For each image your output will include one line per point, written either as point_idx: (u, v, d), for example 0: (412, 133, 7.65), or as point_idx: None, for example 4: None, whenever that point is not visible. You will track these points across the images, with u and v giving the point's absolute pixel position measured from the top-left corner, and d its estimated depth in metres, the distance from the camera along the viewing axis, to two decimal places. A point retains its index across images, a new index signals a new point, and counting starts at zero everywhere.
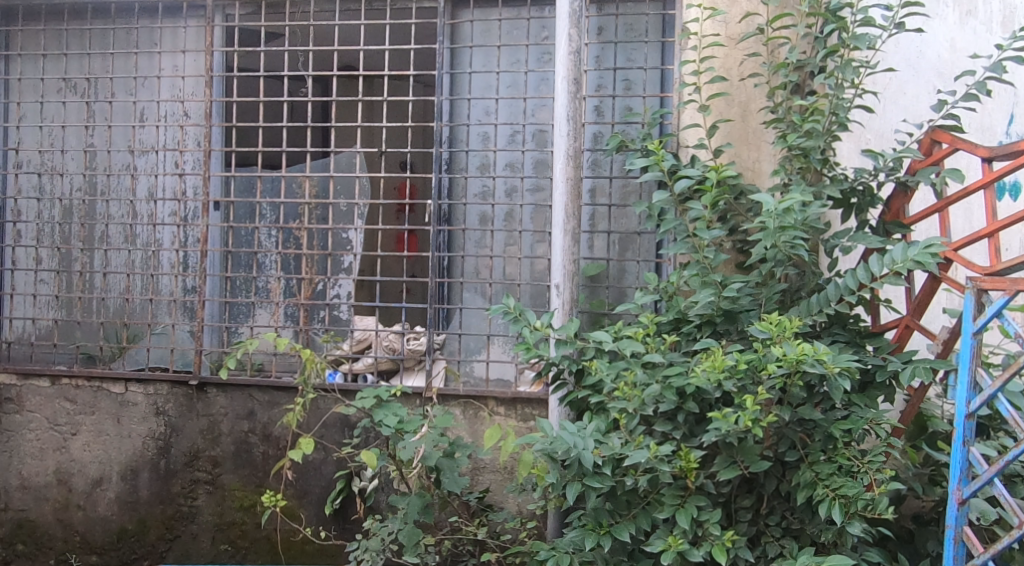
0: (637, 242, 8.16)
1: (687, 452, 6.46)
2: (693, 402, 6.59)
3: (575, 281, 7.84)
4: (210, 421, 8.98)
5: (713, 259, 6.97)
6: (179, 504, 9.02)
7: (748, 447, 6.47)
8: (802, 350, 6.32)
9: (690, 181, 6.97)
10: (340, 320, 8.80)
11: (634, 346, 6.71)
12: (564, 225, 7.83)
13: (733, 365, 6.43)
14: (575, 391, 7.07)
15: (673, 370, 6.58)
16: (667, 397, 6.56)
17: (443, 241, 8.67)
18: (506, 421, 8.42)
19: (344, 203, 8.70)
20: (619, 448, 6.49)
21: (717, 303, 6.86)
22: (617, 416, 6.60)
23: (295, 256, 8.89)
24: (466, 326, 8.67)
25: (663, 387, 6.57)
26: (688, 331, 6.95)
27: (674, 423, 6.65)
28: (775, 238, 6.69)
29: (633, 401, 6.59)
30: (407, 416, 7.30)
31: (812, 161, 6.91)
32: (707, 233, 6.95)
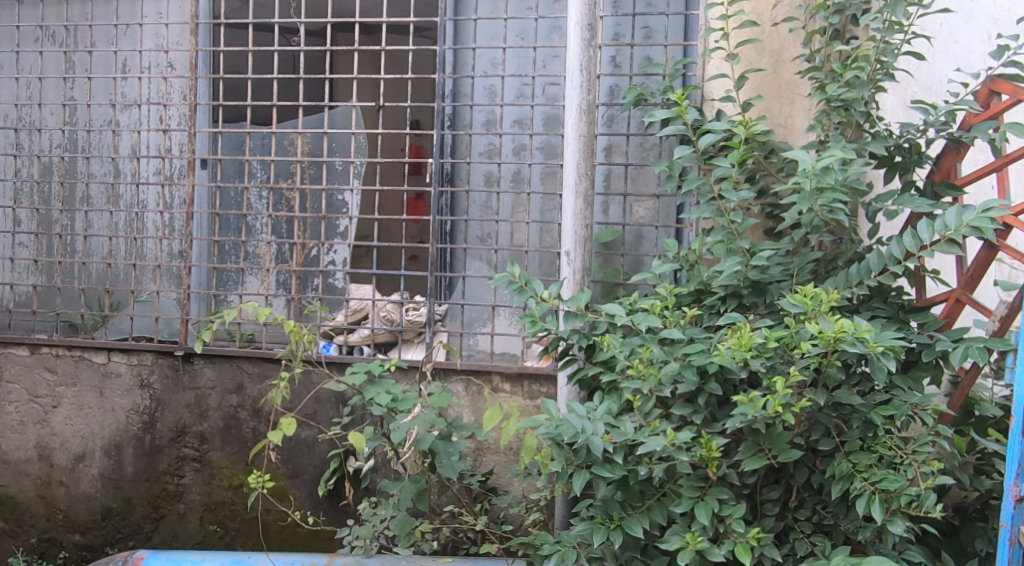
0: (656, 206, 7.50)
1: (708, 440, 5.80)
2: (716, 383, 5.93)
3: (588, 248, 7.18)
4: (197, 394, 8.36)
5: (741, 224, 6.33)
6: (166, 482, 8.41)
7: (777, 435, 5.80)
8: (841, 328, 5.65)
9: (717, 137, 6.33)
10: (336, 289, 8.19)
11: (652, 320, 6.05)
12: (576, 187, 7.16)
13: (761, 343, 5.77)
14: (585, 367, 6.48)
15: (694, 347, 5.92)
16: (688, 377, 5.90)
17: (446, 204, 8.02)
18: (511, 399, 7.77)
19: (339, 161, 8.04)
20: (633, 434, 5.84)
21: (745, 273, 6.20)
22: (632, 398, 5.95)
23: (288, 219, 8.26)
24: (470, 296, 8.00)
25: (683, 366, 5.91)
26: (711, 303, 6.28)
27: (693, 407, 5.98)
28: (812, 201, 6.02)
29: (648, 381, 5.94)
30: (400, 394, 6.64)
31: (855, 115, 6.24)
32: (734, 195, 6.31)
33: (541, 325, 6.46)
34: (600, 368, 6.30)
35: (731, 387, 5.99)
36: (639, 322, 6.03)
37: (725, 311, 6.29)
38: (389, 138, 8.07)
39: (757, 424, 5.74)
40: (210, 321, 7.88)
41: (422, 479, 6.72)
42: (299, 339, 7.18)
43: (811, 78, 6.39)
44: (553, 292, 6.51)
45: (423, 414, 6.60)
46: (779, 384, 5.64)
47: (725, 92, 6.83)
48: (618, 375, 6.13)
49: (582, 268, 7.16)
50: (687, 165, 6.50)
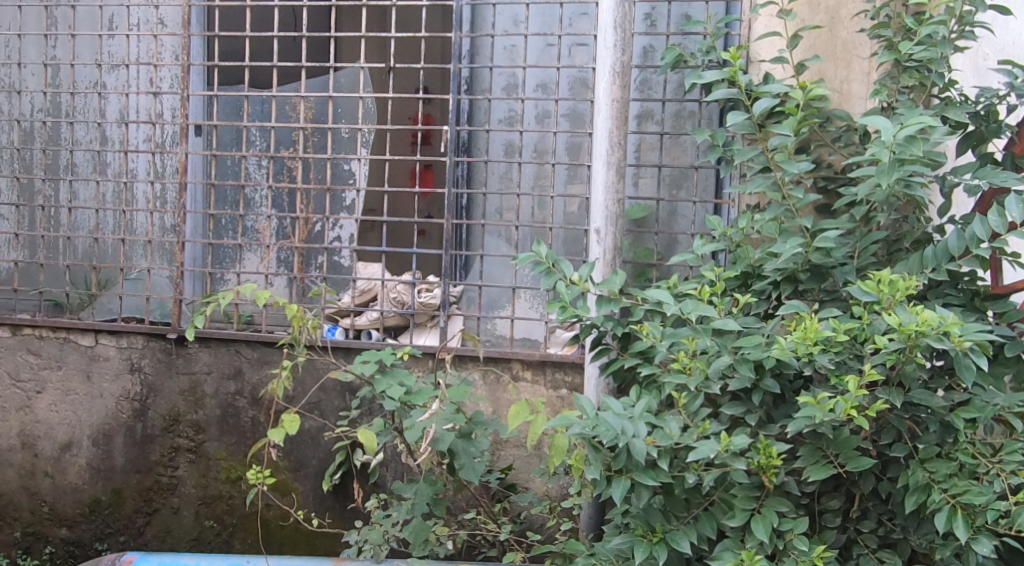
0: (692, 181, 6.96)
1: (767, 446, 5.29)
2: (773, 379, 5.39)
3: (620, 224, 6.56)
4: (192, 380, 7.67)
5: (800, 201, 5.83)
6: (159, 474, 7.75)
7: (844, 440, 5.29)
8: (925, 320, 5.14)
9: (775, 101, 5.75)
10: (341, 268, 7.56)
11: (703, 309, 5.49)
12: (608, 157, 6.55)
13: (830, 336, 5.27)
14: (621, 359, 5.89)
15: (749, 340, 5.37)
16: (743, 371, 5.35)
17: (462, 174, 7.36)
18: (533, 389, 7.14)
19: (345, 128, 7.39)
20: (679, 437, 5.32)
21: (805, 255, 5.68)
22: (676, 395, 5.42)
23: (290, 191, 7.60)
24: (488, 276, 7.37)
25: (737, 360, 5.37)
26: (761, 289, 5.78)
27: (747, 405, 5.44)
28: (891, 177, 5.43)
29: (694, 376, 5.41)
30: (414, 386, 5.97)
31: (933, 78, 5.71)
32: (793, 166, 5.78)
33: (570, 311, 5.86)
34: (637, 360, 5.73)
35: (788, 382, 5.44)
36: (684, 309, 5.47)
37: (780, 296, 5.79)
38: (400, 103, 7.40)
39: (823, 429, 5.23)
40: (204, 304, 7.14)
41: (438, 480, 6.12)
42: (305, 325, 6.47)
43: (878, 36, 5.83)
44: (583, 274, 5.93)
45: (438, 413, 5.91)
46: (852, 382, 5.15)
47: (774, 53, 6.28)
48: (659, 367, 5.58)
49: (614, 248, 6.54)
50: (742, 132, 5.91)
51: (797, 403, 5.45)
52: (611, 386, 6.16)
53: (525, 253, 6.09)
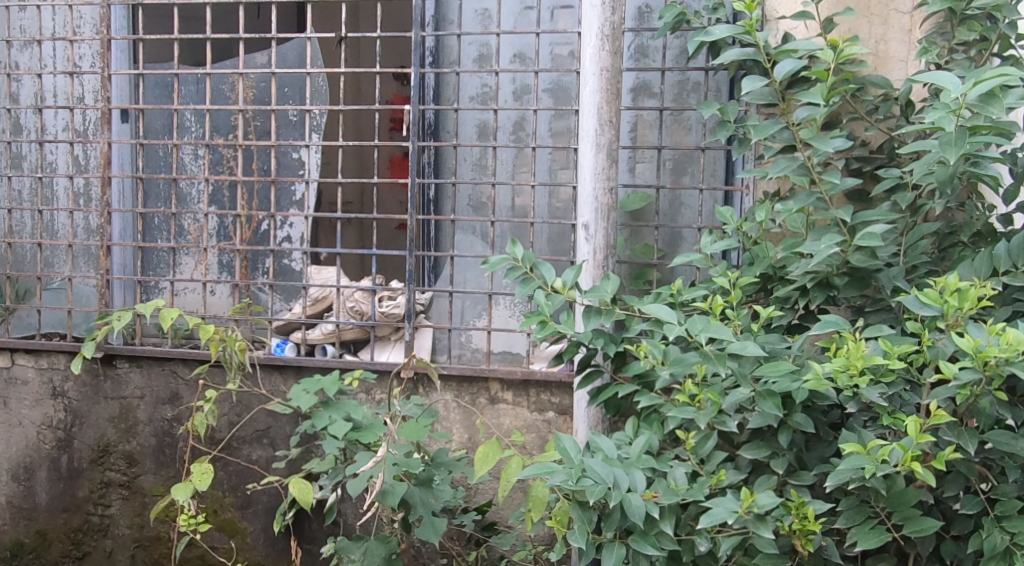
0: (696, 163, 5.91)
1: (801, 503, 4.50)
2: (805, 414, 4.59)
3: (613, 218, 5.50)
4: (123, 406, 6.52)
5: (834, 187, 4.87)
6: (88, 513, 6.57)
7: (901, 495, 4.50)
8: (1009, 343, 4.33)
9: (801, 62, 4.83)
10: (291, 272, 6.54)
11: (715, 330, 4.60)
12: (597, 138, 5.49)
13: (885, 363, 4.45)
14: (614, 383, 4.95)
15: (775, 369, 4.55)
16: (767, 405, 4.56)
17: (429, 161, 6.27)
18: (511, 412, 6.08)
19: (291, 109, 6.34)
20: (685, 492, 4.59)
21: (842, 256, 4.77)
22: (683, 435, 4.70)
23: (231, 184, 6.54)
24: (458, 281, 6.27)
25: (759, 394, 4.57)
26: (785, 296, 4.91)
27: (771, 446, 4.67)
28: (959, 151, 4.50)
29: (704, 413, 4.66)
30: (363, 422, 5.21)
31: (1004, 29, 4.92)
32: (826, 144, 4.84)
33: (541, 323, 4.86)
34: (634, 384, 4.89)
35: (823, 417, 4.67)
36: (695, 328, 4.59)
37: (808, 304, 4.90)
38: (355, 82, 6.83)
39: (872, 484, 4.45)
40: (99, 322, 6.14)
41: (393, 538, 5.20)
42: (232, 345, 5.72)
43: None
44: (567, 281, 4.95)
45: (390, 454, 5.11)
46: (912, 425, 4.36)
47: (796, 8, 5.28)
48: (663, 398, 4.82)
49: (607, 246, 5.48)
50: (759, 102, 4.96)
51: (833, 442, 4.68)
52: (602, 419, 5.15)
53: (496, 256, 5.10)
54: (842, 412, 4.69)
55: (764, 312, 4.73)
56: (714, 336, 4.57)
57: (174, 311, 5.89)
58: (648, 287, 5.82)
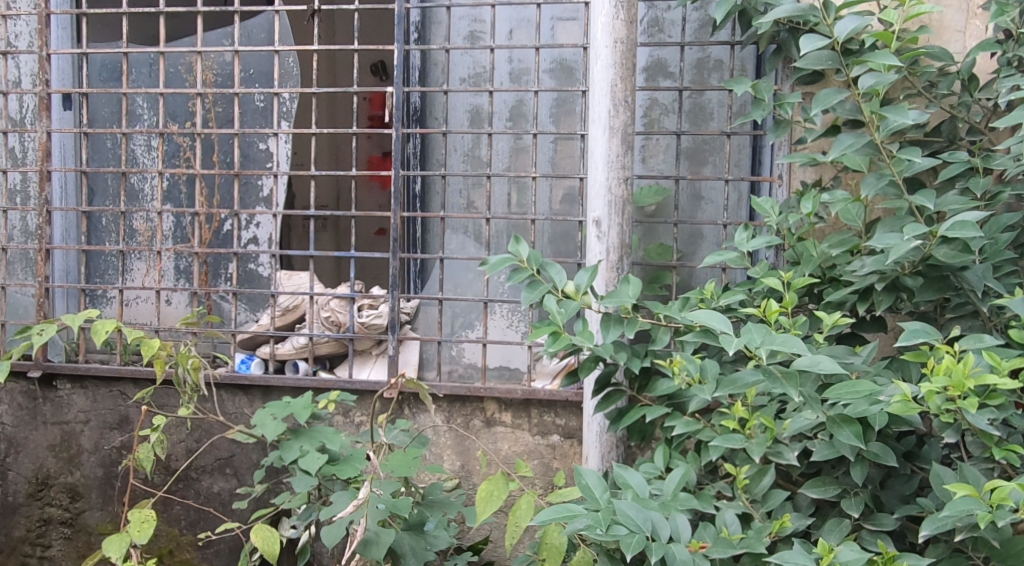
0: (720, 150, 5.19)
1: (890, 558, 3.91)
2: (883, 445, 4.00)
3: (628, 213, 4.76)
4: (64, 433, 5.75)
5: (906, 167, 4.27)
6: (25, 556, 5.81)
7: (1014, 546, 3.94)
8: None
9: (865, 18, 4.25)
10: (258, 279, 5.78)
11: (778, 342, 3.90)
12: (609, 121, 4.74)
13: (994, 382, 3.86)
14: (638, 405, 4.23)
15: (852, 390, 3.90)
16: (843, 432, 3.93)
17: (414, 151, 5.54)
18: (509, 436, 5.38)
19: (257, 93, 5.59)
20: (741, 543, 3.96)
21: (924, 251, 4.15)
22: (734, 469, 4.11)
23: (188, 178, 5.81)
24: (447, 285, 5.54)
25: (833, 421, 3.95)
26: (840, 299, 4.31)
27: (842, 483, 4.09)
28: None
29: (757, 443, 4.05)
30: (340, 453, 4.48)
31: None
32: (901, 114, 4.23)
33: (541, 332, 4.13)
34: (663, 406, 4.19)
35: (898, 446, 4.11)
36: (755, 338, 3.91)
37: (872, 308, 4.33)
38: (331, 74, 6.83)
39: (982, 533, 3.90)
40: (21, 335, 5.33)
41: None
42: (184, 364, 4.92)
43: None
44: (579, 285, 4.24)
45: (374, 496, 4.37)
46: None
47: None
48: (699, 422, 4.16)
49: (621, 244, 4.74)
50: (818, 67, 4.37)
51: (912, 476, 4.12)
52: (616, 444, 4.50)
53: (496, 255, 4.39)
54: (916, 439, 4.17)
55: (827, 319, 4.10)
56: (778, 349, 3.89)
57: (108, 323, 5.08)
58: (665, 292, 5.13)
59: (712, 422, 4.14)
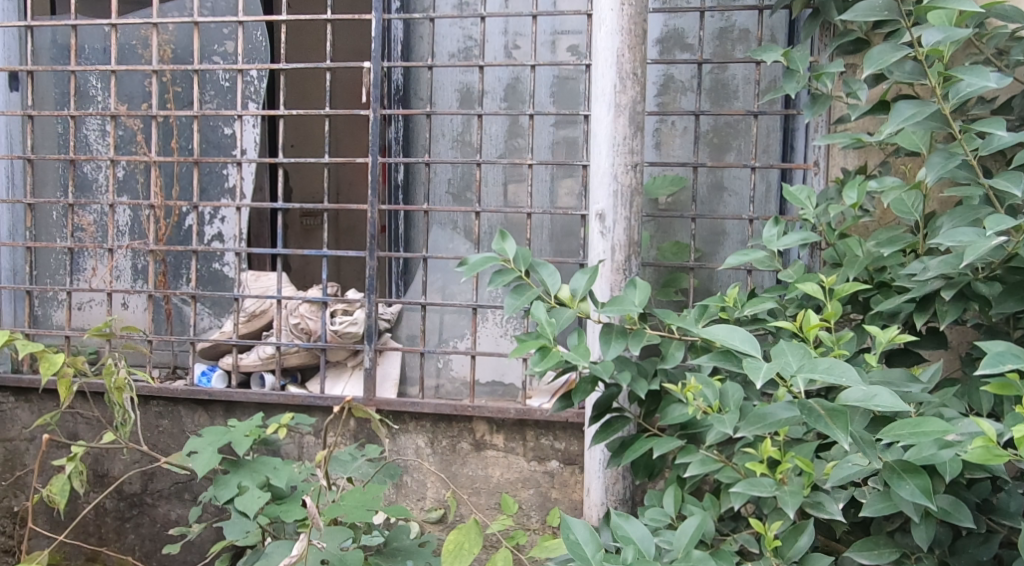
0: (747, 132, 4.50)
1: None
2: (952, 499, 3.37)
3: (639, 205, 4.05)
4: (8, 451, 5.00)
5: (975, 149, 3.58)
6: None
7: None
8: None
9: None
10: (223, 279, 5.06)
11: (820, 371, 3.22)
12: (615, 97, 4.02)
13: None
14: (645, 436, 3.54)
15: (916, 433, 3.24)
16: (904, 486, 3.27)
17: (396, 136, 4.85)
18: (501, 460, 4.71)
19: (218, 69, 4.88)
20: None
21: (1008, 250, 3.44)
22: (762, 527, 3.41)
23: (145, 166, 5.04)
24: (432, 289, 4.85)
25: (894, 470, 3.29)
26: (893, 309, 3.64)
27: (900, 545, 3.46)
28: None
29: (790, 492, 3.35)
30: (286, 490, 3.95)
31: None
32: (983, 76, 3.51)
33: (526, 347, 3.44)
34: (676, 439, 3.50)
35: (969, 496, 3.45)
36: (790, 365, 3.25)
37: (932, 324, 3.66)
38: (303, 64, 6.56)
39: None
40: None
41: None
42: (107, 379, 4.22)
43: None
44: (576, 291, 3.54)
45: (317, 547, 3.80)
46: None
47: None
48: (718, 459, 3.46)
49: (628, 242, 4.03)
50: (869, 18, 3.74)
51: (990, 537, 3.46)
52: (621, 478, 4.11)
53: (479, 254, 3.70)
54: (991, 486, 3.48)
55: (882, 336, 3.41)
56: (817, 379, 3.22)
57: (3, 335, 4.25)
58: (681, 297, 4.44)
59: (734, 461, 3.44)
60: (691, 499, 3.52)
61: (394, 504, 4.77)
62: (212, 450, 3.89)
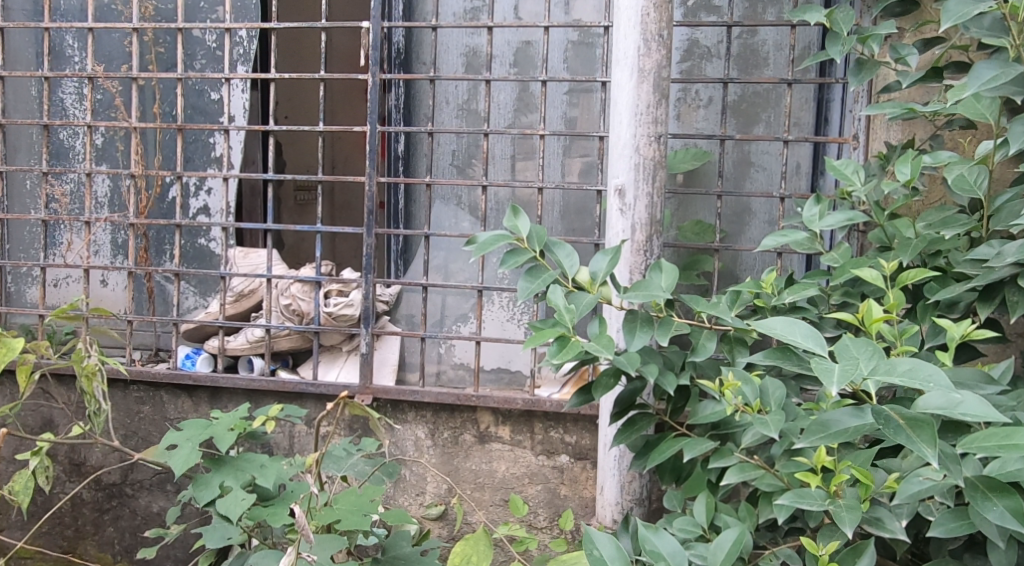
0: (780, 102, 4.17)
1: None
2: None
3: (663, 180, 3.71)
4: None
5: None
6: None
7: None
8: None
9: None
10: (210, 257, 4.73)
11: (896, 371, 2.94)
12: (639, 61, 3.67)
13: None
14: (674, 437, 3.23)
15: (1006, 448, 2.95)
16: (992, 507, 3.00)
17: (397, 103, 4.50)
18: (507, 453, 4.38)
19: (205, 28, 4.51)
20: None
21: None
22: (814, 547, 3.07)
23: (126, 132, 4.68)
24: (435, 270, 4.52)
25: (979, 488, 3.02)
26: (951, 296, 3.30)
27: None
28: None
29: (846, 507, 3.01)
30: (275, 490, 3.62)
31: None
32: None
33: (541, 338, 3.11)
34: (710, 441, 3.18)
35: None
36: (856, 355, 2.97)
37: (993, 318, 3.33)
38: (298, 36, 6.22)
39: None
40: None
41: None
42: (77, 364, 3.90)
43: None
44: (596, 274, 3.22)
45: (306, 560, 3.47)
46: None
47: None
48: (759, 465, 3.14)
49: (651, 220, 3.69)
50: None
51: None
52: (639, 476, 3.88)
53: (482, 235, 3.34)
54: None
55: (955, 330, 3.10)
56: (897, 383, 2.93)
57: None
58: (704, 281, 4.14)
59: (777, 468, 3.11)
60: (725, 509, 3.21)
61: (391, 500, 4.45)
62: (192, 445, 3.58)
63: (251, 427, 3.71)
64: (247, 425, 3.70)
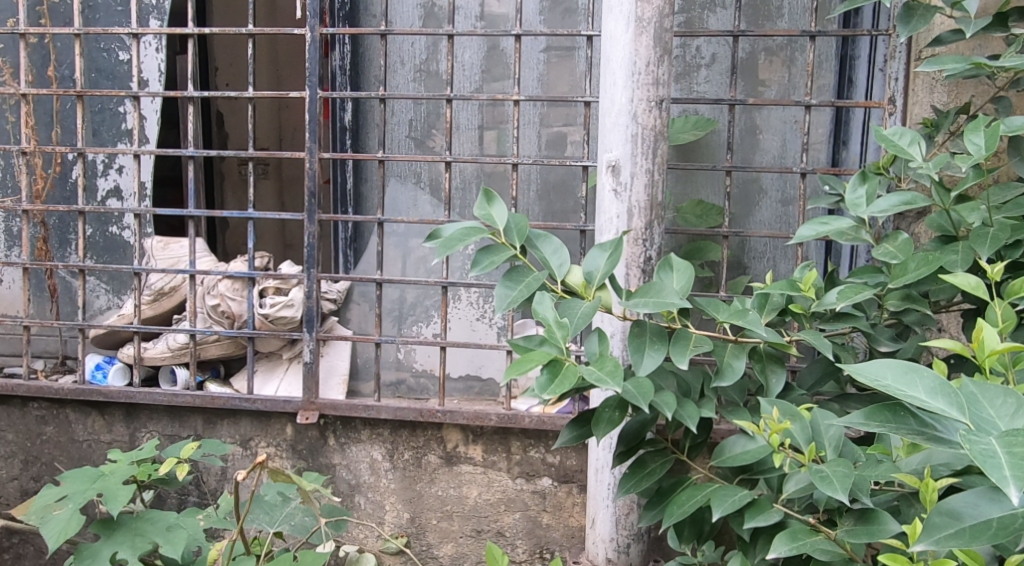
0: (797, 58, 3.53)
1: None
2: None
3: (664, 153, 3.06)
4: None
5: None
6: None
7: None
8: None
9: None
10: (123, 249, 4.06)
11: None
12: (634, 7, 3.02)
13: None
14: (695, 486, 2.75)
15: None
16: None
17: (342, 64, 3.84)
18: (477, 477, 3.74)
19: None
20: None
21: None
22: None
23: (16, 101, 3.99)
24: (390, 261, 3.87)
25: None
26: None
27: None
28: None
29: None
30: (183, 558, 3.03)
31: None
32: None
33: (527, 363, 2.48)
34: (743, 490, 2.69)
35: None
36: (1001, 426, 2.40)
37: None
38: None
39: None
40: None
41: None
42: None
43: None
44: (590, 276, 2.61)
45: None
46: None
47: None
48: (813, 529, 2.61)
49: (651, 203, 3.04)
50: None
51: None
52: (638, 507, 3.24)
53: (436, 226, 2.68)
54: None
55: None
56: None
57: None
58: (709, 273, 3.49)
59: (840, 533, 2.59)
60: None
61: (343, 532, 3.80)
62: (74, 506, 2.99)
63: (156, 472, 3.09)
64: (151, 469, 3.08)
